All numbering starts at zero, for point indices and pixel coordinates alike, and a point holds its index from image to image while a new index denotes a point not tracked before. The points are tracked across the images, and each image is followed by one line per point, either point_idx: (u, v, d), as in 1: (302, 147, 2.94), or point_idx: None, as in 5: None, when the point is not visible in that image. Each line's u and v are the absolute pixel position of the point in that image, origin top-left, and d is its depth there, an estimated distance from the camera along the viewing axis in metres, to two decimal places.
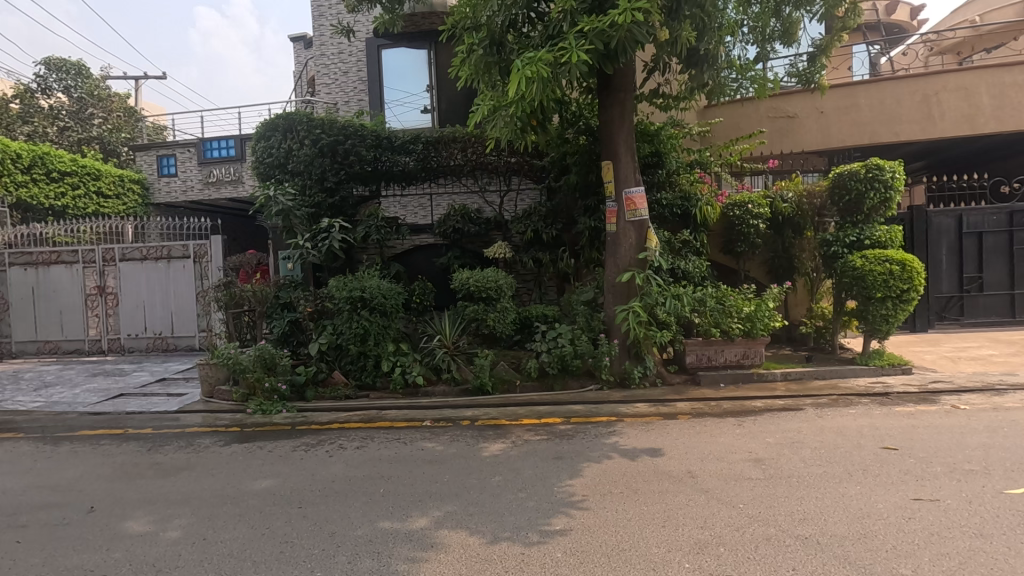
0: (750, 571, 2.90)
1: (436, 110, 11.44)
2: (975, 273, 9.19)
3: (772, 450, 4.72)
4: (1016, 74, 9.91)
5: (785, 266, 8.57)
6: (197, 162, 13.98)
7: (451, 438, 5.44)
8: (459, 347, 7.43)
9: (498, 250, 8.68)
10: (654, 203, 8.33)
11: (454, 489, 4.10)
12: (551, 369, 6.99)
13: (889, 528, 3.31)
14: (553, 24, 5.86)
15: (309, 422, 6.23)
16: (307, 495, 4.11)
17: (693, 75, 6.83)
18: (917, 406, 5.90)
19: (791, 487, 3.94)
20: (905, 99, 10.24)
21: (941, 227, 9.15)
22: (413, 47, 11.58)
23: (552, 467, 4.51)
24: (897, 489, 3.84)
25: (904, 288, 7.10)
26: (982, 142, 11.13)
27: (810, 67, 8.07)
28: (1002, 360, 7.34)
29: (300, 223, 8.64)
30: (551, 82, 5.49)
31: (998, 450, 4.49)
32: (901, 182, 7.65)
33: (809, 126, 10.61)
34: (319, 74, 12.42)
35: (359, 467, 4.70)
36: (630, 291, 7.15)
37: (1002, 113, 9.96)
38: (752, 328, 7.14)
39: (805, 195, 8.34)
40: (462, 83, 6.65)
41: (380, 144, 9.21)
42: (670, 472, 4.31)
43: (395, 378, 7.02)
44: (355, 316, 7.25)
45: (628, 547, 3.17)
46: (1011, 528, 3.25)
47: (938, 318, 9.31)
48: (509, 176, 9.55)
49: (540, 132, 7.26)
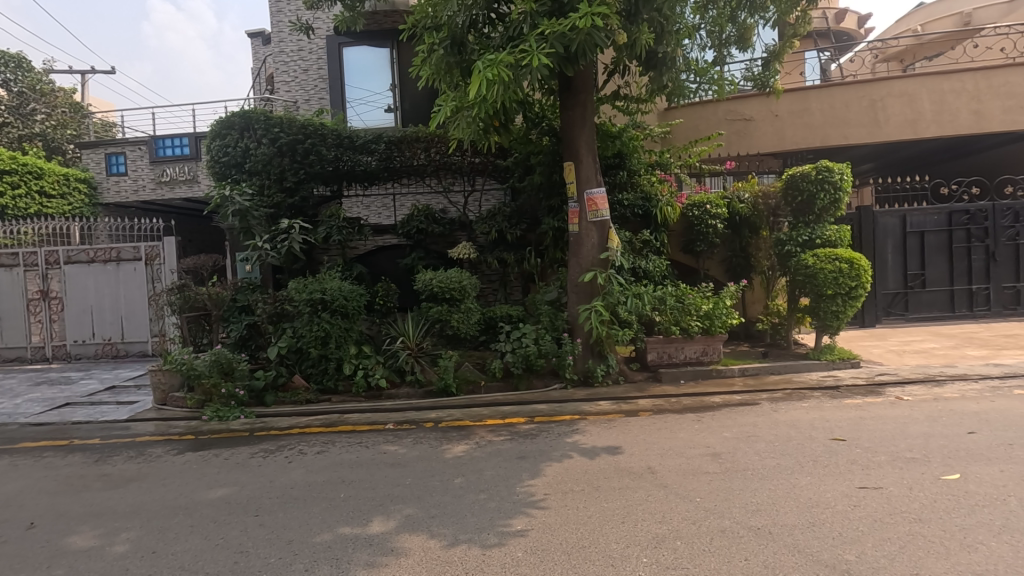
0: (706, 564, 2.97)
1: (400, 110, 11.36)
2: (918, 270, 9.65)
3: (729, 444, 4.86)
4: (954, 82, 10.46)
5: (742, 265, 8.83)
6: (148, 160, 13.47)
7: (414, 440, 5.40)
8: (423, 348, 7.38)
9: (462, 251, 8.66)
10: (616, 204, 8.48)
11: (416, 492, 4.08)
12: (515, 369, 7.00)
13: (836, 517, 3.44)
14: (513, 25, 5.88)
15: (268, 428, 6.09)
16: (264, 503, 4.01)
17: (653, 77, 6.90)
18: (864, 398, 6.17)
19: (746, 480, 4.06)
20: (853, 104, 10.68)
21: (887, 227, 9.59)
22: (375, 46, 11.47)
23: (515, 467, 4.53)
24: (844, 478, 4.01)
25: (853, 285, 7.38)
26: (924, 146, 11.71)
27: (765, 72, 8.31)
28: (943, 354, 7.73)
29: (259, 224, 8.39)
30: (512, 85, 5.52)
31: (938, 438, 4.73)
32: (849, 183, 7.99)
33: (765, 128, 10.94)
34: (278, 71, 12.11)
35: (320, 472, 4.63)
36: (593, 290, 7.23)
37: (942, 118, 10.49)
38: (711, 325, 7.32)
39: (760, 195, 8.62)
40: (423, 83, 6.60)
41: (341, 143, 9.06)
42: (631, 468, 4.39)
43: (358, 381, 6.91)
44: (315, 318, 7.11)
45: (588, 544, 3.21)
46: (947, 513, 3.43)
47: (885, 314, 9.77)
48: (473, 176, 9.56)
49: (503, 133, 7.26)
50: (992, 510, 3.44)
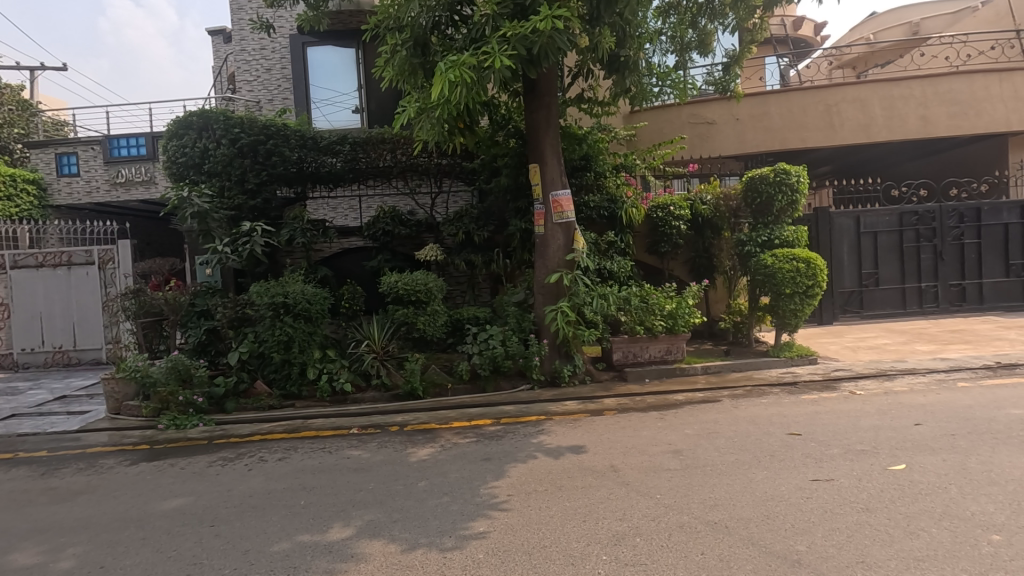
0: (664, 559, 3.03)
1: (366, 111, 11.27)
2: (872, 269, 10.03)
3: (690, 441, 4.95)
4: (904, 88, 10.89)
5: (705, 265, 9.01)
6: (102, 160, 13.01)
7: (379, 444, 5.35)
8: (389, 352, 7.31)
9: (430, 253, 8.63)
10: (582, 206, 8.58)
11: (378, 497, 4.04)
12: (482, 370, 7.00)
13: (789, 509, 3.55)
14: (475, 27, 5.88)
15: (228, 435, 5.94)
16: (221, 512, 3.91)
17: (616, 81, 7.01)
18: (820, 393, 6.37)
19: (706, 475, 4.15)
20: (810, 109, 11.04)
21: (842, 227, 9.93)
22: (340, 46, 11.35)
23: (479, 469, 4.52)
24: (798, 472, 4.13)
25: (810, 284, 7.61)
26: (877, 149, 12.16)
27: (726, 76, 8.47)
28: (894, 349, 8.05)
29: (219, 226, 8.15)
30: (475, 86, 5.53)
31: (887, 430, 4.93)
32: (805, 185, 8.25)
33: (727, 132, 11.22)
34: (239, 71, 11.82)
35: (281, 479, 4.54)
36: (559, 291, 7.28)
37: (892, 122, 10.92)
38: (675, 324, 7.47)
39: (722, 197, 8.82)
40: (387, 84, 6.56)
41: (305, 144, 8.92)
42: (594, 467, 4.44)
43: (322, 386, 6.80)
44: (278, 323, 6.97)
45: (550, 543, 3.23)
46: (893, 501, 3.58)
47: (842, 312, 10.11)
48: (440, 177, 9.54)
49: (468, 134, 7.21)
50: (934, 498, 3.59)
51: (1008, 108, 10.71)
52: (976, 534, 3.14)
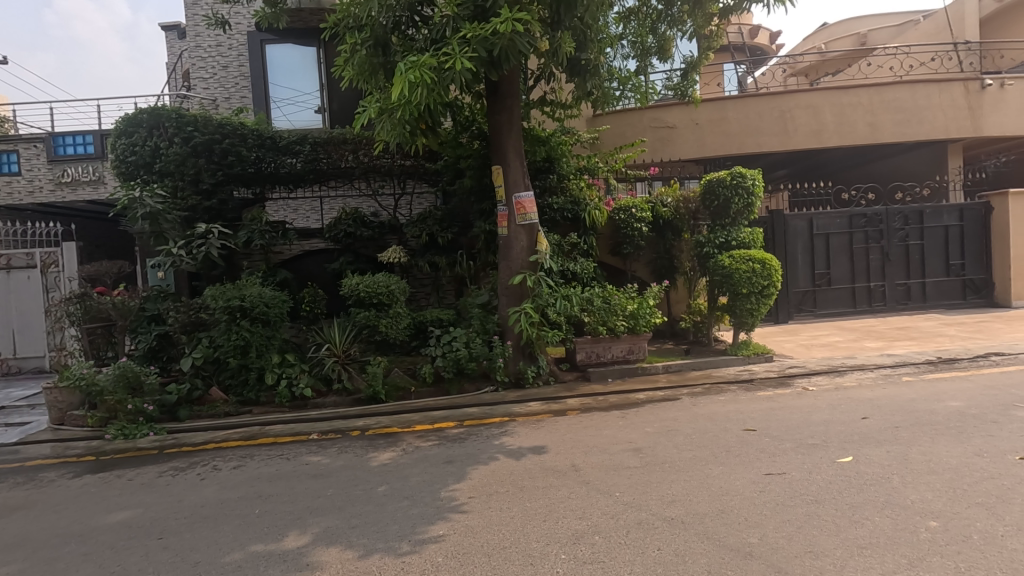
0: (621, 556, 3.06)
1: (328, 111, 11.10)
2: (825, 270, 10.42)
3: (650, 438, 5.03)
4: (852, 96, 11.36)
5: (667, 266, 9.19)
6: (46, 159, 12.40)
7: (339, 450, 5.25)
8: (351, 355, 7.20)
9: (393, 255, 8.54)
10: (545, 207, 8.65)
11: (337, 503, 3.96)
12: (446, 373, 6.95)
13: (743, 503, 3.64)
14: (436, 28, 5.86)
15: (180, 444, 5.73)
16: (170, 524, 3.77)
17: (577, 83, 7.08)
18: (775, 390, 6.57)
19: (664, 472, 4.22)
20: (766, 114, 11.39)
21: (796, 229, 10.29)
22: (301, 44, 11.16)
23: (441, 472, 4.49)
24: (753, 466, 4.25)
25: (765, 284, 7.84)
26: (829, 154, 12.65)
27: (684, 81, 8.65)
28: (845, 346, 8.38)
29: (172, 227, 7.84)
30: (436, 88, 5.49)
31: (837, 424, 5.12)
32: (761, 189, 8.47)
33: (686, 136, 11.48)
34: (194, 67, 11.44)
35: (235, 487, 4.41)
36: (523, 292, 7.30)
37: (842, 129, 11.38)
38: (636, 325, 7.59)
39: (682, 200, 9.00)
40: (346, 83, 6.47)
41: (263, 144, 8.71)
42: (556, 467, 4.46)
43: (281, 391, 6.62)
44: (234, 327, 6.79)
45: (509, 544, 3.24)
46: (841, 492, 3.72)
47: (796, 311, 10.46)
48: (403, 179, 9.46)
49: (430, 136, 7.15)
50: (878, 488, 3.75)
51: (947, 116, 11.31)
52: (915, 521, 3.29)
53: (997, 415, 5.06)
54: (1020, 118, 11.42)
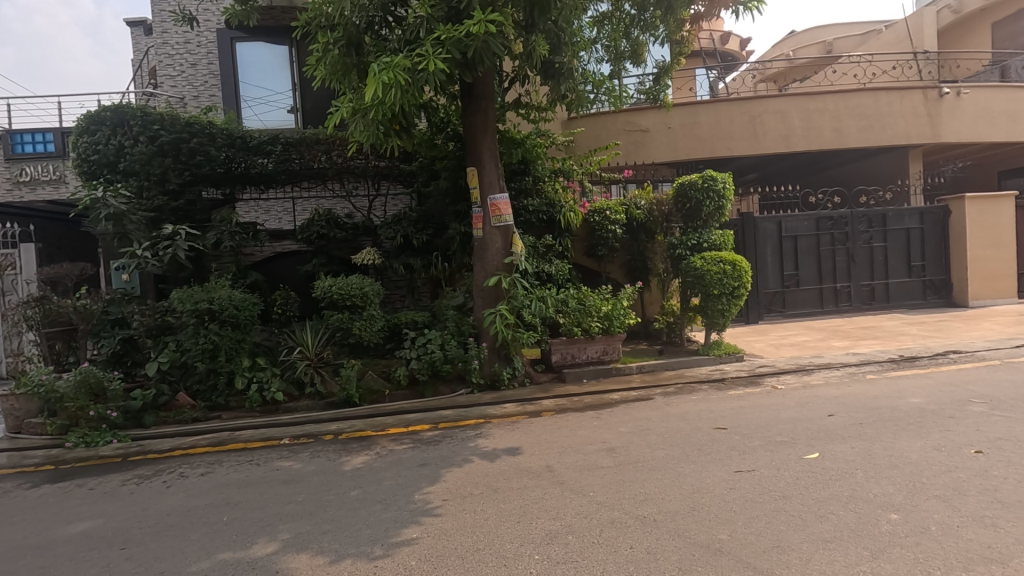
0: (594, 555, 3.09)
1: (301, 111, 10.96)
2: (793, 271, 10.68)
3: (624, 438, 5.08)
4: (819, 102, 11.67)
5: (641, 267, 9.31)
6: (2, 157, 11.94)
7: (311, 454, 5.17)
8: (324, 359, 7.11)
9: (367, 257, 8.45)
10: (521, 209, 8.68)
11: (308, 508, 3.90)
12: (421, 376, 6.91)
13: (714, 500, 3.71)
14: (410, 29, 5.82)
15: (146, 451, 5.57)
16: (133, 534, 3.66)
17: (551, 86, 7.12)
18: (745, 388, 6.71)
19: (638, 471, 4.27)
20: (736, 119, 11.63)
21: (766, 231, 10.53)
22: (272, 43, 10.99)
23: (415, 474, 4.46)
24: (724, 464, 4.33)
25: (736, 285, 7.99)
26: (797, 158, 12.97)
27: (656, 86, 8.77)
28: (813, 345, 8.61)
29: (137, 228, 7.62)
30: (409, 89, 5.46)
31: (804, 422, 5.25)
32: (731, 192, 8.60)
33: (659, 139, 11.66)
34: (161, 65, 11.15)
35: (203, 495, 4.30)
36: (498, 294, 7.31)
37: (809, 133, 11.68)
38: (610, 325, 7.66)
39: (655, 203, 9.13)
40: (319, 83, 6.40)
41: (232, 144, 8.54)
42: (530, 468, 4.47)
43: (251, 396, 6.48)
44: (202, 331, 6.63)
45: (483, 546, 3.23)
46: (808, 488, 3.81)
47: (766, 311, 10.69)
48: (377, 180, 9.39)
49: (405, 137, 7.08)
50: (843, 483, 3.86)
51: (908, 123, 11.72)
52: (877, 514, 3.39)
53: (955, 411, 5.25)
54: (976, 125, 11.90)
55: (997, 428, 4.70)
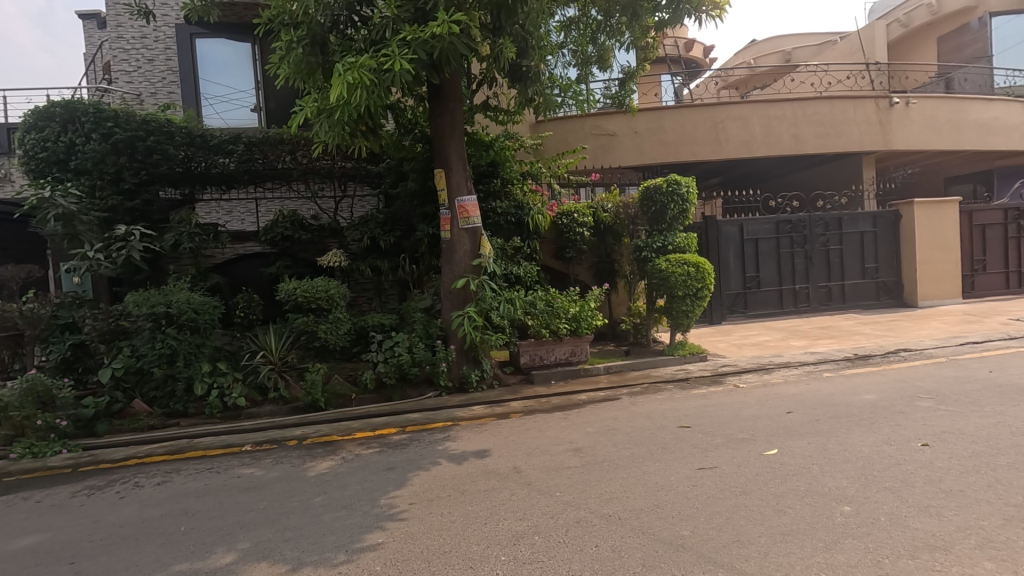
0: (560, 555, 3.11)
1: (264, 110, 10.74)
2: (754, 273, 11.00)
3: (590, 438, 5.13)
4: (778, 109, 12.05)
5: (608, 269, 9.44)
6: None
7: (274, 460, 5.06)
8: (288, 363, 6.97)
9: (333, 259, 8.32)
10: (489, 211, 8.70)
11: (270, 516, 3.81)
12: (388, 379, 6.84)
13: (677, 497, 3.78)
14: (376, 29, 5.77)
15: (98, 461, 5.35)
16: (83, 547, 3.51)
17: (519, 90, 7.14)
18: (708, 387, 6.87)
19: (603, 471, 4.32)
20: (700, 124, 11.91)
21: (728, 234, 10.81)
22: (234, 40, 10.74)
23: (381, 479, 4.41)
24: (687, 462, 4.42)
25: (699, 287, 8.17)
26: (758, 163, 13.36)
27: (622, 91, 8.91)
28: (772, 345, 8.88)
29: (89, 229, 7.31)
30: (375, 89, 5.41)
31: (764, 419, 5.41)
32: (695, 196, 8.77)
33: (626, 143, 11.84)
34: (115, 59, 10.75)
35: (159, 505, 4.16)
36: (466, 296, 7.29)
37: (769, 139, 12.04)
38: (578, 327, 7.72)
39: (622, 206, 9.27)
40: (282, 82, 6.29)
41: (192, 142, 8.29)
42: (498, 469, 4.48)
43: (212, 402, 6.30)
44: (159, 335, 6.42)
45: (449, 549, 3.22)
46: (767, 483, 3.93)
47: (729, 311, 10.98)
48: (344, 181, 9.27)
49: (371, 138, 6.98)
50: (800, 478, 3.99)
51: (861, 130, 12.20)
52: (831, 507, 3.52)
53: (903, 406, 5.49)
54: (923, 134, 12.48)
55: (942, 422, 4.94)
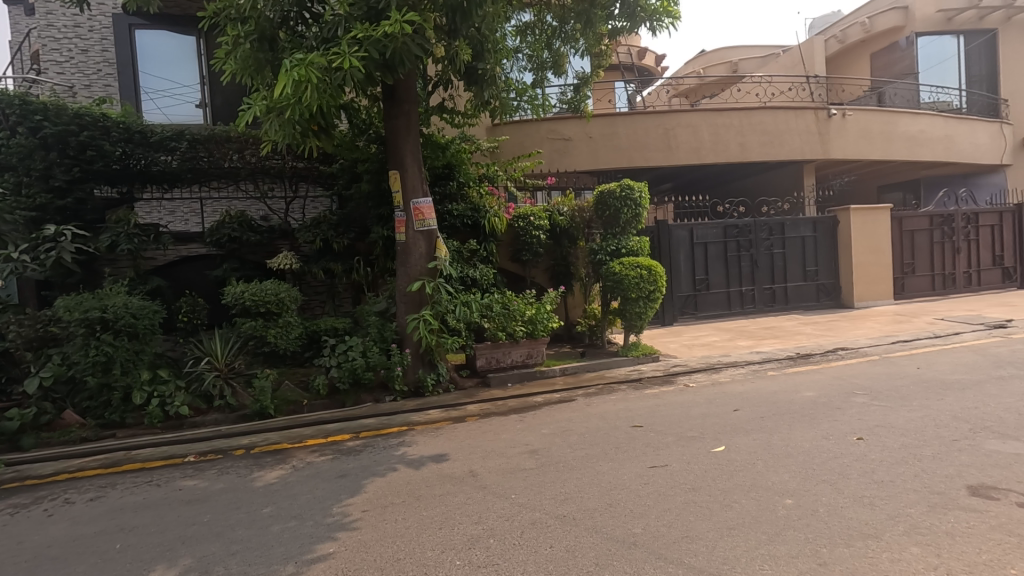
0: (515, 557, 3.12)
1: (210, 106, 10.36)
2: (704, 276, 11.37)
3: (546, 440, 5.18)
4: (726, 117, 12.50)
5: (564, 272, 9.56)
6: None
7: (220, 471, 4.86)
8: (235, 369, 6.73)
9: (283, 261, 8.09)
10: (445, 214, 8.65)
11: (215, 529, 3.66)
12: (341, 384, 6.70)
13: (629, 496, 3.86)
14: (327, 26, 5.66)
15: (23, 477, 5.00)
16: (4, 571, 3.27)
17: (474, 92, 7.11)
18: (660, 387, 7.05)
19: (558, 472, 4.36)
20: (652, 131, 12.22)
21: (679, 238, 11.14)
22: (177, 33, 10.30)
23: (333, 487, 4.31)
24: (640, 460, 4.53)
25: (652, 289, 8.37)
26: (707, 170, 13.83)
27: (577, 96, 9.02)
28: (721, 345, 9.19)
29: (13, 230, 6.83)
30: (326, 88, 5.31)
31: (712, 417, 5.59)
32: (647, 200, 8.98)
33: (581, 148, 12.03)
34: (44, 48, 10.08)
35: (92, 522, 3.93)
36: (421, 299, 7.22)
37: (717, 147, 12.48)
38: (534, 330, 7.76)
39: (577, 210, 9.40)
40: (228, 77, 6.04)
41: (130, 138, 7.89)
42: (453, 474, 4.45)
43: (152, 411, 5.99)
44: (93, 342, 6.07)
45: (403, 556, 3.18)
46: (715, 479, 4.06)
47: (680, 313, 11.30)
48: (295, 181, 9.04)
49: (324, 138, 6.81)
50: (745, 473, 4.15)
51: (802, 140, 12.82)
52: (775, 500, 3.67)
53: (841, 402, 5.80)
54: (858, 144, 13.22)
55: (875, 417, 5.24)
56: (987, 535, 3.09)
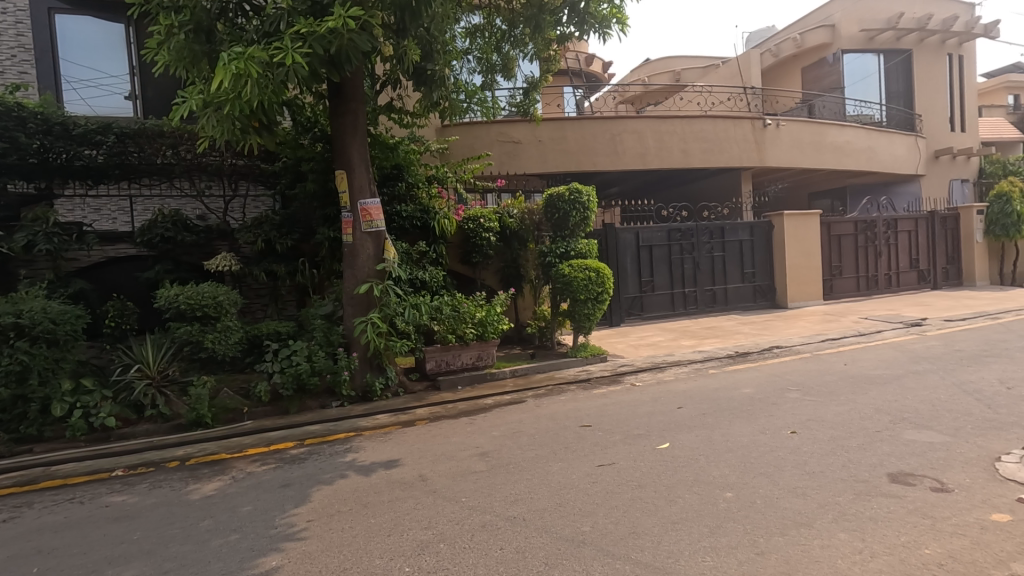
0: (465, 561, 3.11)
1: (142, 98, 9.82)
2: (649, 277, 11.71)
3: (496, 442, 5.17)
4: (669, 125, 12.94)
5: (514, 274, 9.60)
6: None
7: (151, 485, 4.59)
8: (168, 376, 6.38)
9: (222, 263, 7.74)
10: (393, 215, 8.52)
11: (146, 546, 3.46)
12: (285, 390, 6.46)
13: (578, 495, 3.91)
14: (268, 19, 5.48)
15: None
16: None
17: (423, 93, 7.04)
18: (608, 387, 7.20)
19: (509, 473, 4.37)
20: (600, 136, 12.49)
21: (626, 241, 11.42)
22: (103, 19, 9.68)
23: (276, 497, 4.15)
24: (588, 459, 4.60)
25: (599, 291, 8.55)
26: (652, 175, 14.26)
27: (526, 101, 9.01)
28: (665, 344, 9.49)
29: None
30: (268, 84, 5.13)
31: (657, 415, 5.76)
32: (595, 204, 9.16)
33: (530, 151, 12.14)
34: None
35: (5, 545, 3.62)
36: (369, 301, 7.06)
37: (662, 152, 12.88)
38: (484, 332, 7.74)
39: (526, 212, 9.45)
40: (161, 69, 5.73)
41: (50, 130, 7.32)
42: (403, 479, 4.38)
43: (74, 423, 5.61)
44: (4, 350, 5.58)
45: (350, 565, 3.10)
46: (660, 475, 4.19)
47: (627, 314, 11.59)
48: (235, 179, 8.67)
49: (266, 135, 6.58)
50: (689, 469, 4.29)
51: (740, 148, 13.42)
52: (716, 494, 3.82)
53: (776, 398, 6.10)
54: (791, 153, 13.97)
55: (807, 411, 5.55)
56: (906, 519, 3.33)
